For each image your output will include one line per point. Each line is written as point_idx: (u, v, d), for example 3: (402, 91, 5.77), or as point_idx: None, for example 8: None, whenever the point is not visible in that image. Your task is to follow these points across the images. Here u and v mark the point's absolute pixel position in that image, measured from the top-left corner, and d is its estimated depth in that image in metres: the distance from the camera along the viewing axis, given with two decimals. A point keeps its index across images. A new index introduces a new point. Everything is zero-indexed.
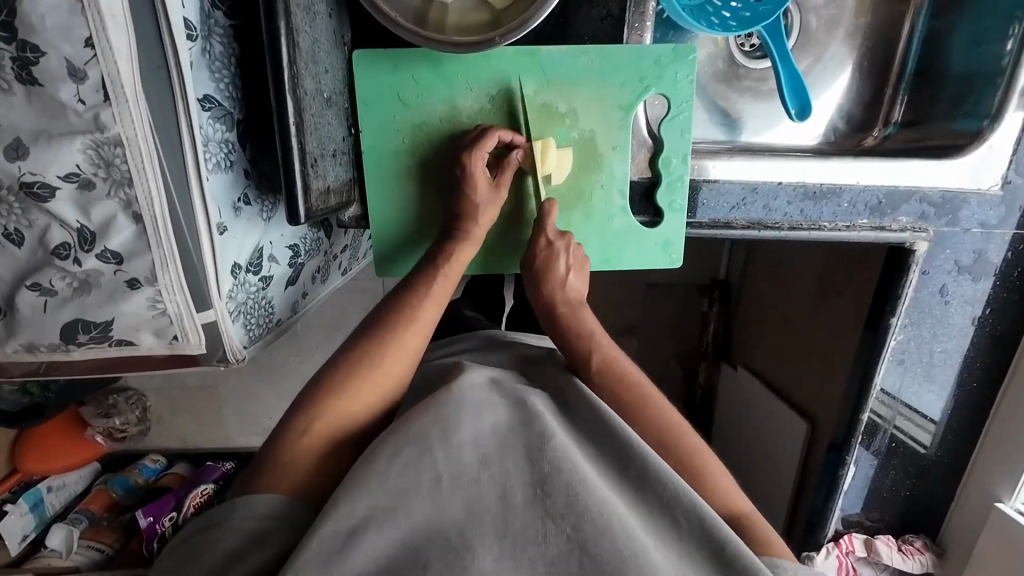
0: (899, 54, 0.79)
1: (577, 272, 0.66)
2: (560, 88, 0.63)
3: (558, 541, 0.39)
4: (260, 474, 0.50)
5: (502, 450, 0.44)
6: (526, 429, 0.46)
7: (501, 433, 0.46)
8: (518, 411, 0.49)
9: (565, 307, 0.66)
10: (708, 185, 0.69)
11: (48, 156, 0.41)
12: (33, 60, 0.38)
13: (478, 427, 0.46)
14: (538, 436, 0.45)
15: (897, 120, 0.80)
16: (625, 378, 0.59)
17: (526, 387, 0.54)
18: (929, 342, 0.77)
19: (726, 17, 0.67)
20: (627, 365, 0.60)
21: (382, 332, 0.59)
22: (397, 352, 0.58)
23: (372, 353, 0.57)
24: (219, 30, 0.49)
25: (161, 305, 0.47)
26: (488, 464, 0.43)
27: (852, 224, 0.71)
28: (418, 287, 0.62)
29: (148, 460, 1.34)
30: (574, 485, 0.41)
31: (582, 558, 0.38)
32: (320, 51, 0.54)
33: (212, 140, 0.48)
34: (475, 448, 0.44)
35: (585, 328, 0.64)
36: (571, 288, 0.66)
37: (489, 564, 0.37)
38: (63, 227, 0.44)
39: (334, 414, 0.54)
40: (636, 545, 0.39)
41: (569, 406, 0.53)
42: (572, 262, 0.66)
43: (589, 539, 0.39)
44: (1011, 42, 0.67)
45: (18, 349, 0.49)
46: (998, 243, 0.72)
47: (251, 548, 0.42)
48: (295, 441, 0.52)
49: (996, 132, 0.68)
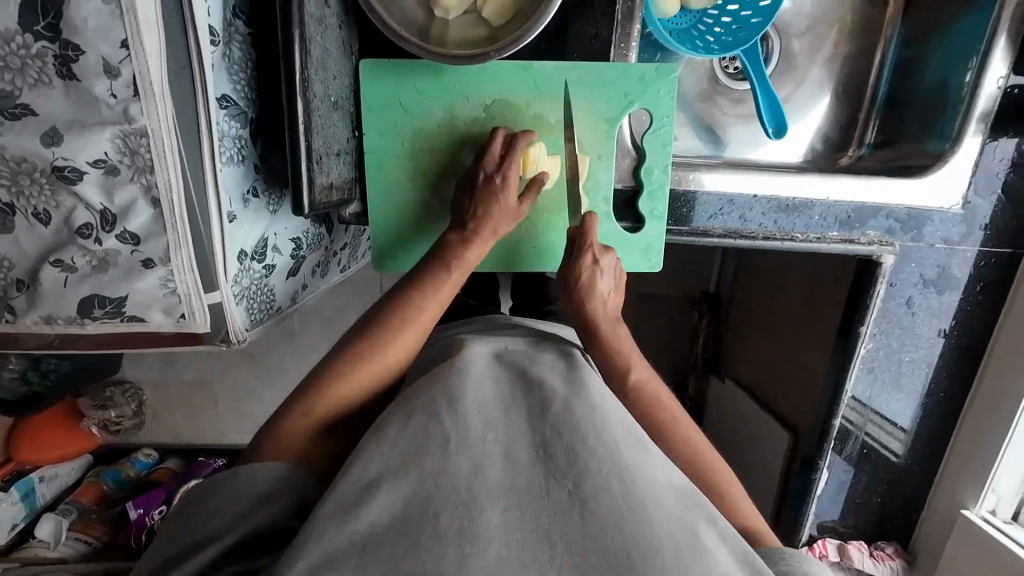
0: (871, 81, 0.84)
1: (616, 290, 0.71)
2: (549, 100, 0.68)
3: (560, 497, 0.42)
4: (266, 442, 0.54)
5: (507, 414, 0.48)
6: (530, 396, 0.50)
7: (507, 401, 0.50)
8: (522, 380, 0.53)
9: (608, 323, 0.70)
10: (703, 195, 0.73)
11: (80, 143, 0.45)
12: (74, 58, 0.43)
13: (479, 396, 0.49)
14: (541, 403, 0.49)
15: (871, 141, 0.85)
16: (662, 406, 0.64)
17: (532, 357, 0.59)
18: (898, 352, 0.80)
19: (710, 41, 0.76)
20: (657, 385, 0.66)
21: (383, 322, 0.62)
22: (398, 344, 0.62)
23: (372, 345, 0.60)
24: (239, 37, 0.54)
25: (172, 285, 0.51)
26: (493, 426, 0.46)
27: (824, 236, 0.74)
28: (419, 284, 0.65)
29: (142, 453, 1.36)
30: (575, 446, 0.44)
31: (583, 513, 0.41)
32: (329, 59, 0.59)
33: (227, 135, 0.53)
34: (481, 413, 0.47)
35: (622, 344, 0.68)
36: (609, 304, 0.71)
37: (496, 517, 0.40)
38: (87, 209, 0.48)
39: (333, 395, 0.58)
40: (632, 501, 0.42)
41: (572, 370, 0.55)
42: (611, 282, 0.71)
43: (589, 496, 0.41)
44: (970, 74, 0.71)
45: (36, 321, 0.52)
46: (961, 259, 0.76)
47: (261, 506, 0.48)
48: (305, 412, 0.56)
49: (958, 154, 0.72)
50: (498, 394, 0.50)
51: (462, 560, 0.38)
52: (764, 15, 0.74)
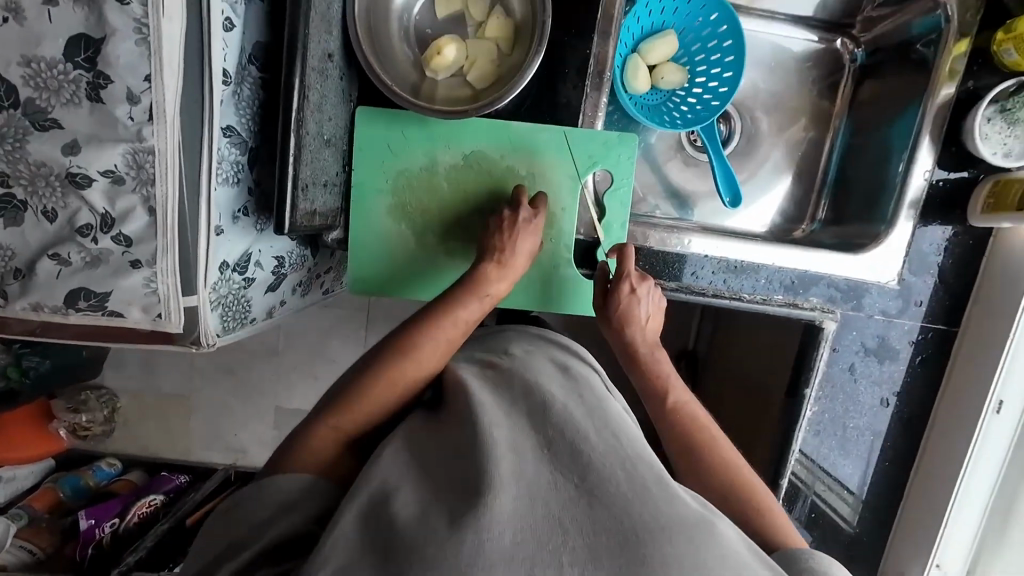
0: (822, 164, 0.93)
1: (655, 319, 0.74)
2: (521, 155, 0.76)
3: (567, 489, 0.43)
4: (290, 456, 0.57)
5: (509, 418, 0.52)
6: (530, 400, 0.54)
7: (512, 407, 0.54)
8: (524, 385, 0.57)
9: (647, 349, 0.74)
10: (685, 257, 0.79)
11: (95, 155, 0.52)
12: (103, 85, 0.51)
13: (482, 402, 0.54)
14: (542, 406, 0.53)
15: (822, 218, 0.92)
16: (700, 424, 0.67)
17: (522, 364, 0.62)
18: (842, 417, 0.83)
19: (675, 117, 0.85)
20: (694, 405, 0.69)
21: (411, 341, 0.65)
22: (420, 367, 0.64)
23: (395, 368, 0.63)
24: (251, 79, 0.61)
25: (154, 286, 0.57)
26: (497, 426, 0.50)
27: (769, 298, 0.80)
28: (447, 311, 0.68)
29: (104, 463, 1.33)
30: (577, 443, 0.47)
31: (591, 502, 0.42)
32: (326, 103, 0.67)
33: (226, 160, 0.59)
34: (489, 415, 0.51)
35: (662, 368, 0.73)
36: (650, 328, 0.74)
37: (510, 503, 0.42)
38: (90, 211, 0.54)
39: (354, 415, 0.60)
40: (638, 485, 0.44)
41: (570, 378, 0.60)
42: (652, 308, 0.74)
43: (595, 486, 0.43)
44: (901, 166, 0.79)
45: (25, 307, 0.57)
46: (899, 331, 0.81)
47: (285, 515, 0.50)
48: (334, 426, 0.59)
49: (891, 235, 0.79)
50: (502, 402, 0.54)
51: (478, 545, 0.39)
52: (722, 98, 0.83)
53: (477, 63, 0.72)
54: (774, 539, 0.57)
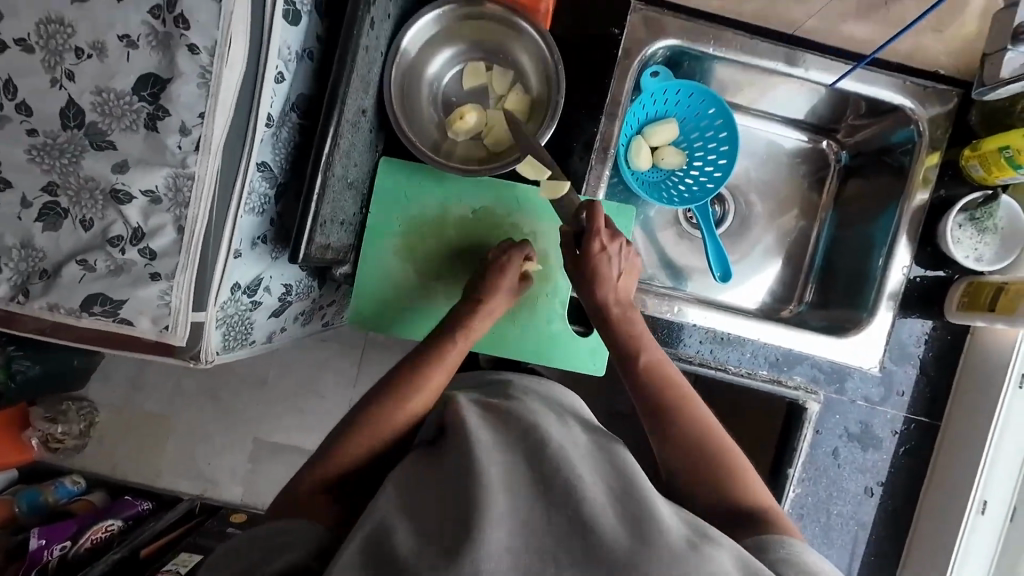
0: (810, 249, 0.98)
1: (628, 273, 0.74)
2: (526, 214, 0.81)
3: (559, 521, 0.44)
4: (286, 501, 0.57)
5: (502, 448, 0.51)
6: (524, 430, 0.53)
7: (505, 437, 0.53)
8: (519, 416, 0.57)
9: (619, 309, 0.73)
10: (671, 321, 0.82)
11: (141, 175, 0.58)
12: (161, 117, 0.57)
13: (477, 431, 0.53)
14: (535, 439, 0.52)
15: (809, 300, 0.96)
16: (674, 382, 0.66)
17: (523, 402, 0.62)
18: (826, 502, 0.82)
19: (673, 194, 0.92)
20: (667, 364, 0.69)
21: (402, 383, 0.67)
22: (409, 410, 0.66)
23: (385, 415, 0.64)
24: (290, 123, 0.67)
25: (168, 299, 0.60)
26: (490, 456, 0.49)
27: (754, 373, 0.83)
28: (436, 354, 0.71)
29: (68, 480, 1.28)
30: (569, 476, 0.47)
31: (583, 539, 0.42)
32: (354, 151, 0.73)
33: (256, 191, 0.65)
34: (480, 444, 0.51)
35: (636, 328, 0.72)
36: (622, 287, 0.74)
37: (502, 541, 0.42)
38: (124, 224, 0.59)
39: (343, 459, 0.61)
40: (630, 519, 0.44)
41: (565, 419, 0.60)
42: (623, 266, 0.74)
43: (588, 519, 0.43)
44: (881, 259, 0.84)
45: (41, 307, 0.59)
46: (882, 418, 0.82)
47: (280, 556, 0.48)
48: (323, 473, 0.60)
49: (873, 323, 0.82)
50: (495, 431, 0.54)
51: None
52: (716, 182, 0.90)
53: (494, 130, 0.79)
54: (752, 505, 0.57)
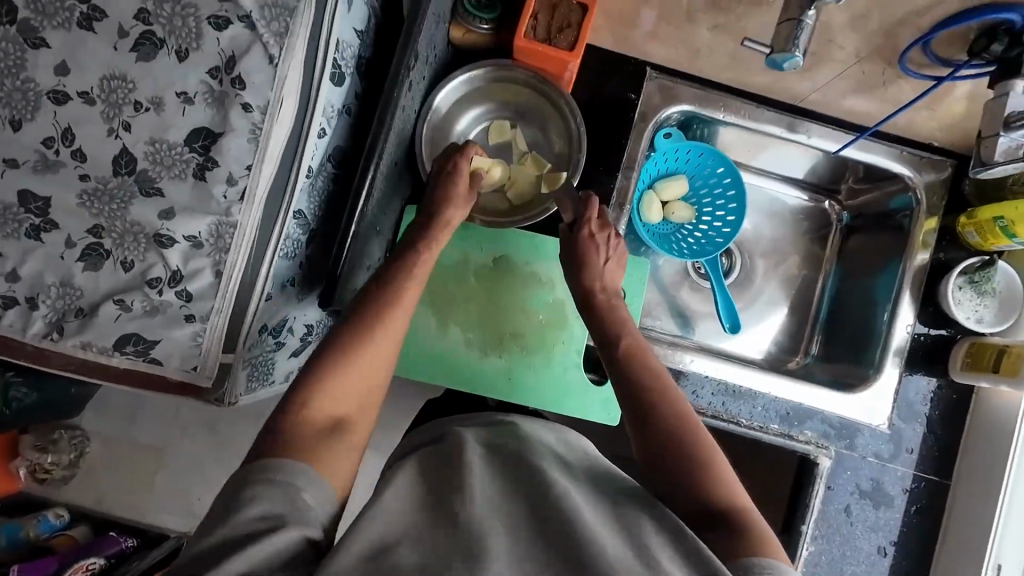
0: (816, 296, 1.00)
1: (615, 263, 0.76)
2: (545, 264, 0.84)
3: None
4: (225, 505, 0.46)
5: (508, 503, 0.49)
6: (530, 483, 0.51)
7: (511, 491, 0.51)
8: (523, 463, 0.54)
9: (604, 293, 0.74)
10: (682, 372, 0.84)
11: (185, 222, 0.60)
12: (210, 168, 0.60)
13: (482, 482, 0.51)
14: (541, 491, 0.50)
15: (815, 352, 0.98)
16: (654, 371, 0.65)
17: (528, 443, 0.57)
18: (839, 561, 0.81)
19: (683, 247, 0.95)
20: (648, 351, 0.68)
21: (361, 327, 0.62)
22: (365, 366, 0.60)
23: (342, 362, 0.58)
24: (326, 173, 0.71)
25: (201, 340, 0.62)
26: (493, 511, 0.47)
27: (765, 427, 0.84)
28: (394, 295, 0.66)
29: (52, 513, 1.23)
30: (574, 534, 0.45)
31: None
32: (384, 201, 0.76)
33: (290, 237, 0.67)
34: (482, 497, 0.49)
35: (619, 315, 0.72)
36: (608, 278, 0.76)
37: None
38: (164, 267, 0.61)
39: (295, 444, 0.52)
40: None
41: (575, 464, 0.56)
42: (611, 254, 0.76)
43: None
44: (886, 315, 0.87)
45: (74, 345, 0.61)
46: (893, 476, 0.83)
47: None
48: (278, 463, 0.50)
49: (880, 380, 0.83)
50: (497, 481, 0.51)
51: None
52: (726, 237, 0.93)
53: (517, 184, 0.84)
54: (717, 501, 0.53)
